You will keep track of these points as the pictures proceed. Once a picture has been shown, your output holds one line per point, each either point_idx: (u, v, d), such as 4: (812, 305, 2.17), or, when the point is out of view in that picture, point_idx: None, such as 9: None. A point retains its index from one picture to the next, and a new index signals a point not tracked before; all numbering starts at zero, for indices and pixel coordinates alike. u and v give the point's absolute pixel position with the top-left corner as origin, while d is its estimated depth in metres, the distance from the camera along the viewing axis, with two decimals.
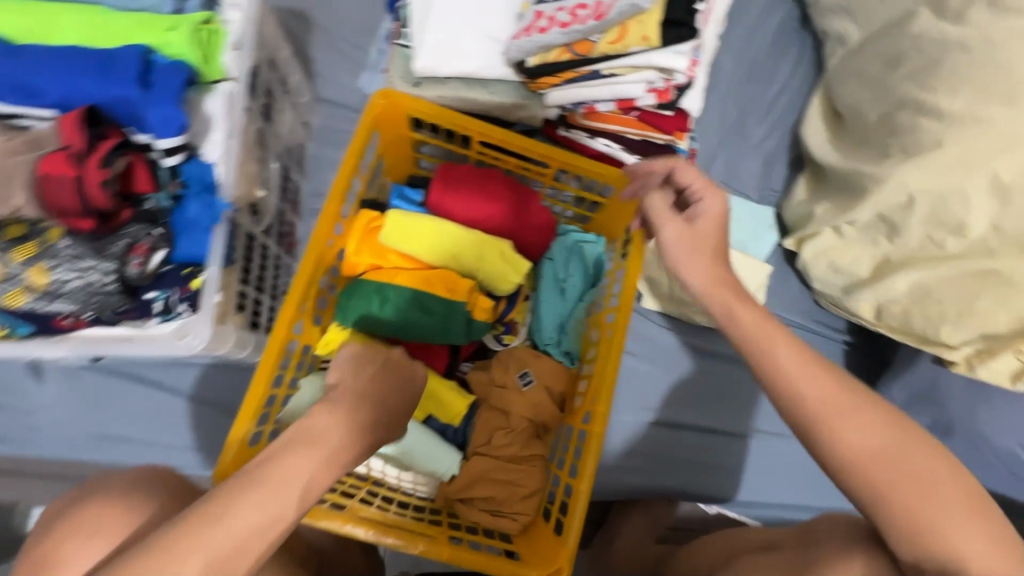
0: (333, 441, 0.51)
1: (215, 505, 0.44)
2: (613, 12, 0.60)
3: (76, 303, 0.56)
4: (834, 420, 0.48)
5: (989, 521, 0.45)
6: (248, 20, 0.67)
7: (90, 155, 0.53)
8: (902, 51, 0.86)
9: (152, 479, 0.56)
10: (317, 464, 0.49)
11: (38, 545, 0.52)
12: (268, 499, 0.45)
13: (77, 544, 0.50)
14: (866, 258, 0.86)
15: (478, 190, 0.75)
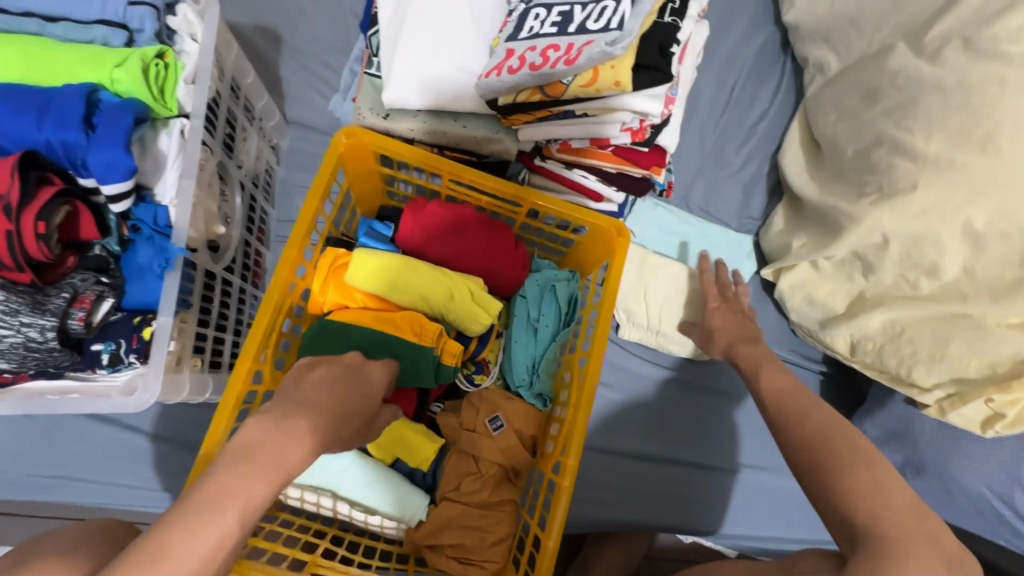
0: (284, 447, 0.44)
1: (154, 539, 0.37)
2: (584, 57, 0.57)
3: (12, 362, 0.52)
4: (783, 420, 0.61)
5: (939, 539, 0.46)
6: (206, 53, 0.64)
7: (26, 206, 0.49)
8: (879, 86, 0.86)
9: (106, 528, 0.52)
10: (270, 479, 0.42)
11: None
12: (208, 520, 0.38)
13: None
14: (841, 292, 0.86)
15: (448, 233, 0.73)
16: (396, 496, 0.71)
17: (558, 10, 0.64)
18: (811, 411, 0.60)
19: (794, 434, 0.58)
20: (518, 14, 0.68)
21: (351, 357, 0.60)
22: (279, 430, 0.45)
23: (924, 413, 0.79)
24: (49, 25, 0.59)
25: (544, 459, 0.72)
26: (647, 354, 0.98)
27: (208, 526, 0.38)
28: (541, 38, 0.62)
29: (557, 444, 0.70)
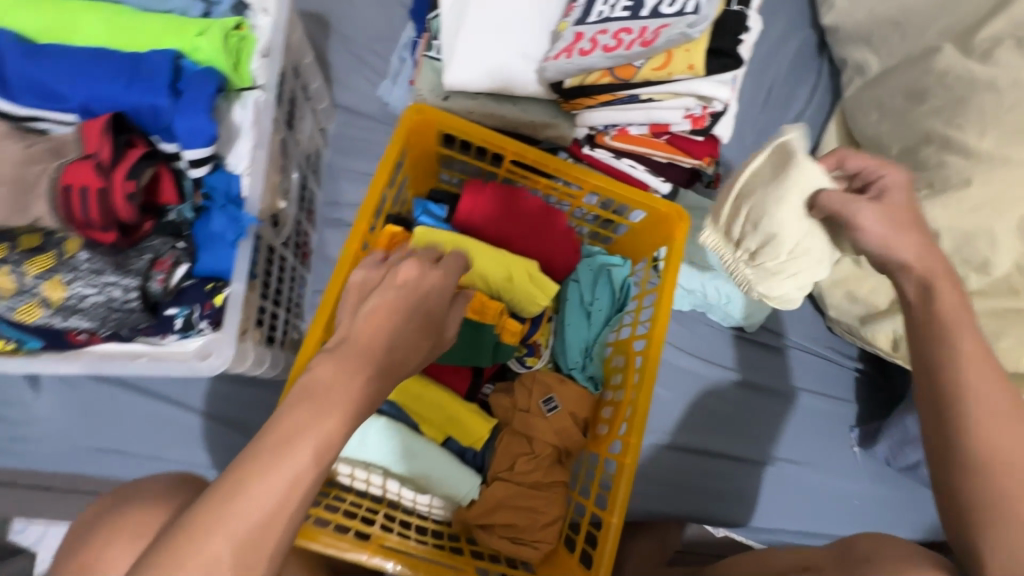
0: (351, 391, 0.45)
1: (235, 472, 0.41)
2: (661, 39, 0.58)
3: (94, 320, 0.52)
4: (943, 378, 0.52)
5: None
6: (278, 27, 0.65)
7: (115, 164, 0.50)
8: (926, 86, 0.87)
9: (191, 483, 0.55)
10: (332, 421, 0.43)
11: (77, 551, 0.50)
12: (277, 461, 0.41)
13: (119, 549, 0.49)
14: (884, 289, 0.88)
15: (502, 214, 0.74)
16: (444, 476, 0.72)
17: None
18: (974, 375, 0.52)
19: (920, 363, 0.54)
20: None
21: (406, 271, 0.55)
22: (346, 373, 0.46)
23: None
24: None
25: (596, 441, 0.73)
26: (686, 346, 0.99)
27: (282, 464, 0.41)
28: (612, 21, 0.63)
29: (612, 426, 0.71)
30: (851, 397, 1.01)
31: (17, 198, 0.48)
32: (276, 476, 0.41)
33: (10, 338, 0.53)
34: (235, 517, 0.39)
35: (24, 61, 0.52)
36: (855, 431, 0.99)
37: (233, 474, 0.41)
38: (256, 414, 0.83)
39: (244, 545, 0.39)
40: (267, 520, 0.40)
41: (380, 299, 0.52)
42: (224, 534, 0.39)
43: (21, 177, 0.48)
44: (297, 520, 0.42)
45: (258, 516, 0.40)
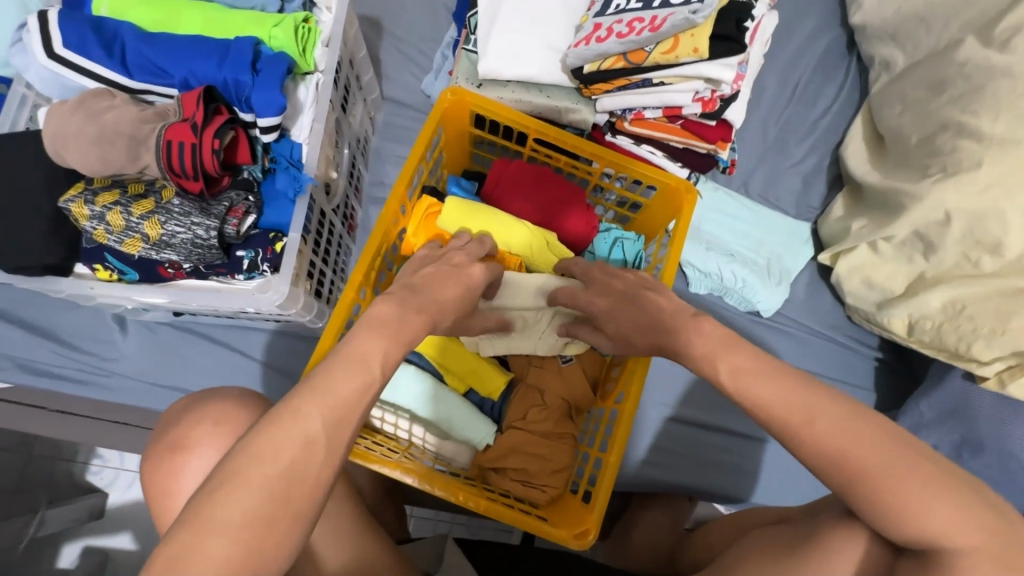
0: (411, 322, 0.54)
1: (324, 367, 0.47)
2: (668, 25, 0.65)
3: (182, 254, 0.63)
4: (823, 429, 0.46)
5: (985, 507, 0.44)
6: (338, 21, 0.76)
7: (205, 125, 0.61)
8: (946, 77, 0.89)
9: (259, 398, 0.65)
10: (383, 337, 0.50)
11: (169, 433, 0.61)
12: (360, 366, 0.47)
13: (204, 429, 0.60)
14: (900, 275, 0.89)
15: (526, 187, 0.82)
16: (463, 423, 0.78)
17: None
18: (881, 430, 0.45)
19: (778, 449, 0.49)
20: None
21: (459, 255, 0.64)
22: (405, 313, 0.54)
23: (983, 384, 0.80)
24: None
25: (604, 397, 0.79)
26: None
27: (359, 370, 0.47)
28: (627, 12, 0.70)
29: (618, 384, 0.77)
30: (868, 386, 1.02)
31: (133, 150, 0.61)
32: (357, 376, 0.47)
33: (114, 268, 0.66)
34: (321, 405, 0.44)
35: (141, 46, 0.65)
36: None
37: (320, 370, 0.46)
38: (302, 364, 0.94)
39: (304, 453, 0.42)
40: (345, 411, 0.45)
41: (438, 268, 0.61)
42: (315, 415, 0.44)
43: (135, 134, 0.61)
44: (364, 425, 0.47)
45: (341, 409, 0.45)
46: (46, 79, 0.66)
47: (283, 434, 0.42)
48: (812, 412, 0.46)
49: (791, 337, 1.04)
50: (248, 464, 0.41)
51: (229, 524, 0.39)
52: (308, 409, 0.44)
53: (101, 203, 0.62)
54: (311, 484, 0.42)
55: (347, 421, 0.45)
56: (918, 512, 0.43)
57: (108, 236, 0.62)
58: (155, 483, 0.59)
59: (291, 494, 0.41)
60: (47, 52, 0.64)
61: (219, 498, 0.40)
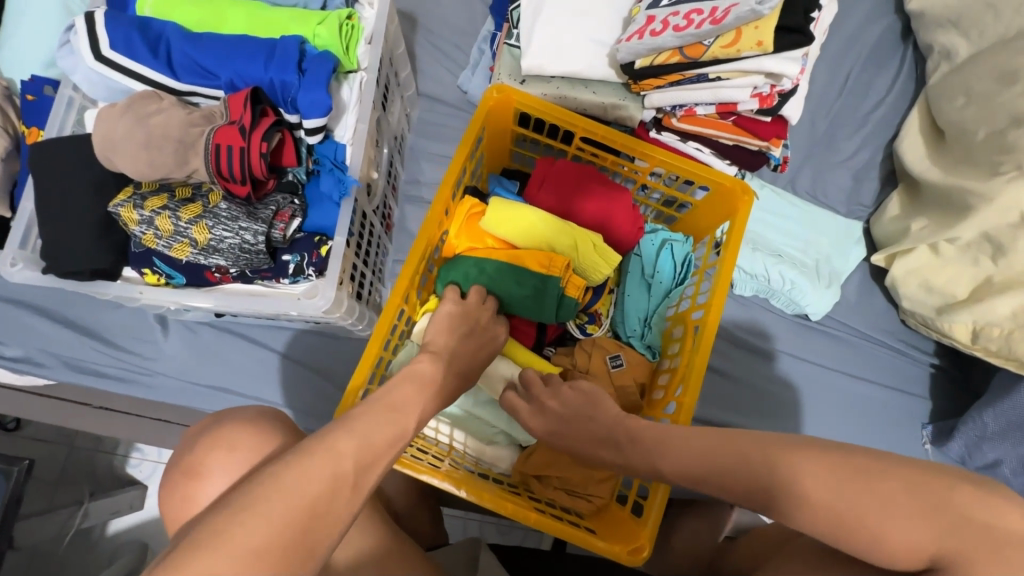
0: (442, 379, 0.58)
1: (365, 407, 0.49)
2: (731, 17, 0.62)
3: (229, 259, 0.62)
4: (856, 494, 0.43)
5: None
6: (381, 17, 0.74)
7: (254, 128, 0.60)
8: (1019, 67, 0.83)
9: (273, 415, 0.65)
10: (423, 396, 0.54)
11: (185, 457, 0.61)
12: (395, 418, 0.49)
13: (218, 456, 0.59)
14: (965, 279, 0.84)
15: (573, 185, 0.79)
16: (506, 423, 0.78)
17: None
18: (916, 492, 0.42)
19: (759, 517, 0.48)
20: None
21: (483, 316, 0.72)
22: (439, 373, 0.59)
23: None
24: None
25: (651, 406, 0.77)
26: (746, 330, 0.99)
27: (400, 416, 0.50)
28: (684, 4, 0.67)
29: (667, 393, 0.74)
30: (922, 393, 0.98)
31: (180, 153, 0.60)
32: (394, 424, 0.48)
33: (162, 272, 0.65)
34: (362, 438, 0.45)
35: (187, 46, 0.64)
36: (926, 427, 0.96)
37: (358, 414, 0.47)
38: (339, 365, 0.94)
39: (331, 492, 0.40)
40: (377, 454, 0.45)
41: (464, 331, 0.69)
42: (349, 454, 0.43)
43: (183, 138, 0.60)
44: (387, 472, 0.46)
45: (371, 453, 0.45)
46: (93, 82, 0.66)
47: (321, 460, 0.42)
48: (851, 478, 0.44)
49: (838, 340, 1.00)
50: (263, 493, 0.38)
51: (239, 550, 0.36)
52: (342, 445, 0.43)
53: (150, 207, 0.61)
54: (334, 524, 0.40)
55: (376, 463, 0.45)
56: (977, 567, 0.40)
57: (157, 241, 0.62)
58: (179, 511, 0.59)
59: (310, 533, 0.38)
60: (95, 55, 0.63)
61: (233, 522, 0.37)
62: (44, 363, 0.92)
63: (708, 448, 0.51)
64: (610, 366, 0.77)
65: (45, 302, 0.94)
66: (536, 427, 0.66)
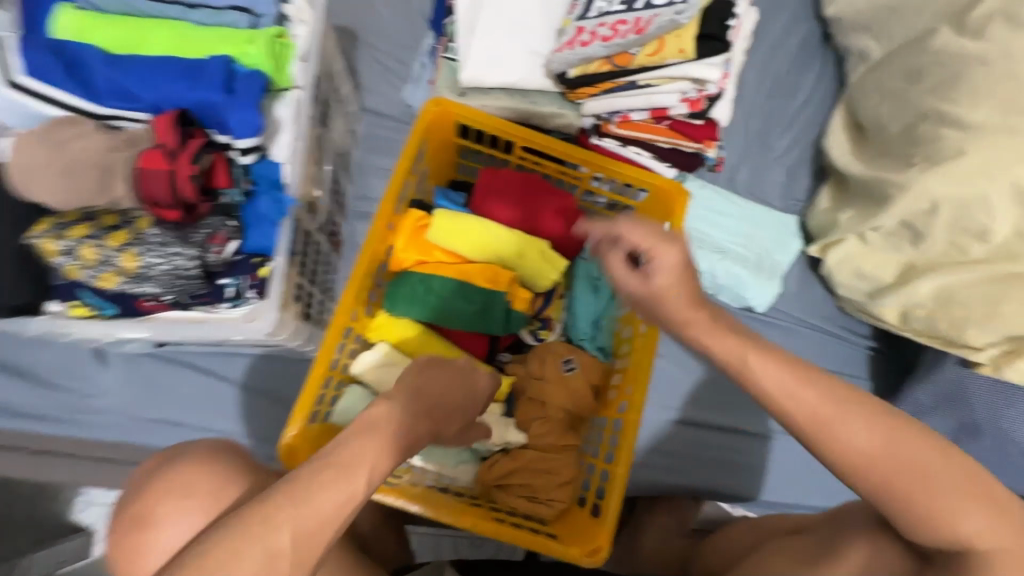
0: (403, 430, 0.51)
1: (299, 479, 0.44)
2: (653, 26, 0.65)
3: (162, 286, 0.60)
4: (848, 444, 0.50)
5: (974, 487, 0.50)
6: (314, 35, 0.74)
7: (182, 151, 0.59)
8: (922, 66, 0.89)
9: (224, 450, 0.62)
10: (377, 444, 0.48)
11: (129, 505, 0.58)
12: (343, 479, 0.45)
13: (165, 503, 0.57)
14: (891, 264, 0.89)
15: (517, 196, 0.80)
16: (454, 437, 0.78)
17: None
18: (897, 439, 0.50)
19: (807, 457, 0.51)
20: None
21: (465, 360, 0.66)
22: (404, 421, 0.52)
23: (976, 371, 0.81)
24: (190, 12, 0.70)
25: (606, 406, 0.78)
26: None
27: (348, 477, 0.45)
28: (609, 15, 0.70)
29: (620, 393, 0.75)
30: (863, 374, 1.03)
31: (103, 179, 0.58)
32: (341, 491, 0.44)
33: (91, 304, 0.62)
34: (295, 522, 0.42)
35: (106, 68, 0.62)
36: None
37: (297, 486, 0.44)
38: (293, 388, 0.91)
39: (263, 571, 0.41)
40: (317, 526, 0.43)
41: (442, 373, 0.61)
42: (282, 528, 0.42)
43: (105, 162, 0.58)
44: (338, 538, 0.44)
45: (315, 518, 0.43)
46: (5, 108, 0.63)
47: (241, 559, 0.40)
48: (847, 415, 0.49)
49: (781, 329, 1.04)
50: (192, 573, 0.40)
51: None
52: (277, 518, 0.42)
53: (73, 236, 0.59)
54: None
55: (317, 535, 0.43)
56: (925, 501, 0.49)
57: (82, 272, 0.59)
58: (127, 562, 0.57)
59: None
60: (6, 81, 0.62)
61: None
62: None
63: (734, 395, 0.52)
64: (563, 370, 0.78)
65: None
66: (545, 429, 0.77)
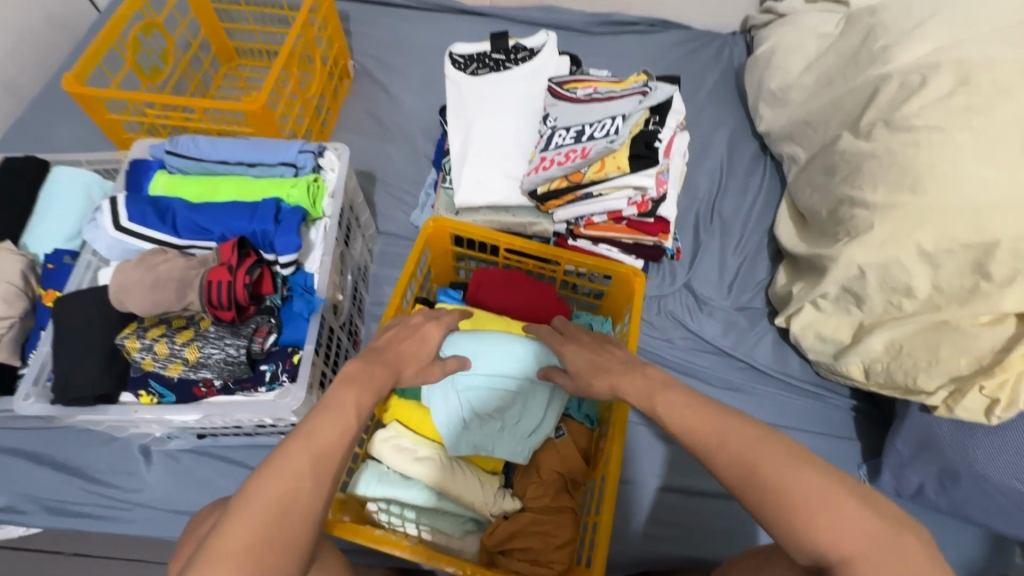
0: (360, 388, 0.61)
1: (271, 463, 0.51)
2: (593, 152, 0.88)
3: (215, 371, 0.76)
4: (769, 460, 0.52)
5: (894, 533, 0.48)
6: (340, 177, 0.95)
7: (239, 267, 0.77)
8: (835, 162, 1.07)
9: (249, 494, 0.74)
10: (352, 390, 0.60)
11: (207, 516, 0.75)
12: (310, 439, 0.53)
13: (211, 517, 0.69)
14: (845, 326, 1.00)
15: (506, 287, 0.96)
16: (446, 512, 0.85)
17: (572, 130, 0.93)
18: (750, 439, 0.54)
19: (804, 478, 0.50)
20: (547, 135, 0.97)
21: (416, 317, 0.80)
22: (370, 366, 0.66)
23: (936, 414, 0.86)
24: (250, 169, 0.93)
25: (595, 467, 0.87)
26: None
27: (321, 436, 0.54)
28: (563, 146, 0.92)
29: (606, 452, 0.85)
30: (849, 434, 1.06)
31: (180, 291, 0.75)
32: (310, 453, 0.52)
33: (156, 392, 0.77)
34: (262, 506, 0.48)
35: (189, 212, 0.83)
36: (862, 467, 1.05)
37: (245, 484, 0.50)
38: None
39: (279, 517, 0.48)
40: (305, 482, 0.51)
41: (398, 332, 0.76)
42: (269, 493, 0.49)
43: (183, 278, 0.76)
44: (325, 497, 0.52)
45: (298, 476, 0.51)
46: (110, 246, 0.84)
47: (216, 562, 0.45)
48: (780, 454, 0.52)
49: (758, 396, 1.14)
50: (230, 519, 0.48)
51: (232, 547, 0.46)
52: (269, 486, 0.49)
53: (150, 336, 0.75)
54: (303, 511, 0.49)
55: (303, 488, 0.50)
56: (817, 524, 0.48)
57: (155, 363, 0.75)
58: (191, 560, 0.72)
59: (280, 530, 0.48)
60: (116, 226, 0.82)
61: (224, 533, 0.47)
62: (25, 509, 0.97)
63: (713, 422, 0.57)
64: (553, 436, 0.88)
65: (38, 448, 1.02)
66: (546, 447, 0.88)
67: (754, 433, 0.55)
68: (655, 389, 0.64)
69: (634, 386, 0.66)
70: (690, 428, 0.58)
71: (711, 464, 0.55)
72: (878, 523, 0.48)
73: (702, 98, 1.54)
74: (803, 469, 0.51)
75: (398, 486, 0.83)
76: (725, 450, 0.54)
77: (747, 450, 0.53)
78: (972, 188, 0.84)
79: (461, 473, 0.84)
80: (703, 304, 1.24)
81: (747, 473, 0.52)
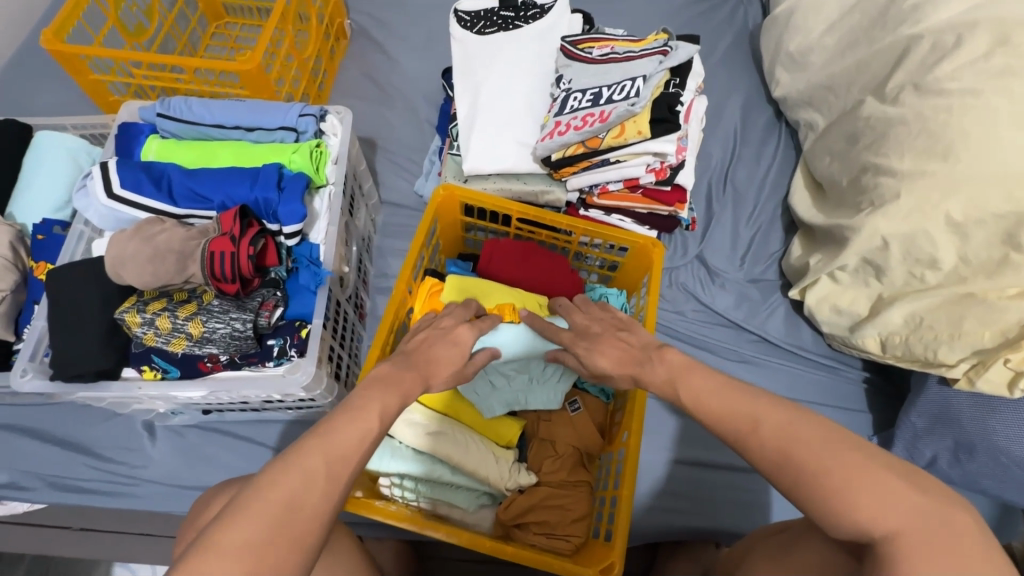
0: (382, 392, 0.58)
1: (285, 459, 0.48)
2: (614, 115, 0.83)
3: (221, 346, 0.73)
4: (804, 442, 0.50)
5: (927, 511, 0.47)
6: (344, 143, 0.90)
7: (242, 237, 0.73)
8: (857, 129, 1.03)
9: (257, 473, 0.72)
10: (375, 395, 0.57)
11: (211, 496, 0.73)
12: (327, 441, 0.50)
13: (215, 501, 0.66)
14: (863, 299, 0.97)
15: (517, 258, 0.93)
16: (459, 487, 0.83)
17: (589, 92, 0.89)
18: (782, 421, 0.52)
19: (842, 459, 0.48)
20: (561, 98, 0.92)
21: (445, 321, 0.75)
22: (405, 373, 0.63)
23: (957, 387, 0.85)
24: (248, 133, 0.87)
25: (611, 441, 0.86)
26: None
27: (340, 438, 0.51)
28: (580, 110, 0.88)
29: (621, 426, 0.84)
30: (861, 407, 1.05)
31: (181, 263, 0.72)
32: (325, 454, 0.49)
33: (159, 367, 0.74)
34: (270, 502, 0.45)
35: (185, 179, 0.78)
36: (873, 439, 1.05)
37: (254, 478, 0.47)
38: None
39: (286, 517, 0.44)
40: (317, 483, 0.47)
41: (428, 335, 0.71)
42: (280, 489, 0.45)
43: (183, 249, 0.72)
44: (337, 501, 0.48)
45: (311, 476, 0.47)
46: (103, 215, 0.80)
47: (212, 558, 0.41)
48: (815, 435, 0.50)
49: (769, 369, 1.13)
50: (235, 511, 0.44)
51: (235, 541, 0.42)
52: (280, 481, 0.46)
53: (151, 310, 0.72)
54: (311, 514, 0.46)
55: (314, 490, 0.47)
56: (857, 504, 0.46)
57: (157, 338, 0.72)
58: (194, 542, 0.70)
59: (286, 531, 0.44)
60: (108, 194, 0.78)
61: (228, 525, 0.43)
62: (28, 485, 0.95)
63: (740, 406, 0.55)
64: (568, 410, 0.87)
65: (38, 424, 0.99)
66: (561, 421, 0.87)
67: (787, 414, 0.52)
68: (682, 364, 0.62)
69: (657, 362, 0.64)
70: (720, 408, 0.56)
71: (742, 448, 0.54)
72: (919, 499, 0.46)
73: (716, 61, 1.48)
74: (839, 448, 0.49)
75: (411, 462, 0.81)
76: (758, 434, 0.52)
77: (780, 433, 0.51)
78: (1005, 156, 0.81)
79: (476, 448, 0.83)
80: (715, 276, 1.21)
81: (781, 457, 0.50)
